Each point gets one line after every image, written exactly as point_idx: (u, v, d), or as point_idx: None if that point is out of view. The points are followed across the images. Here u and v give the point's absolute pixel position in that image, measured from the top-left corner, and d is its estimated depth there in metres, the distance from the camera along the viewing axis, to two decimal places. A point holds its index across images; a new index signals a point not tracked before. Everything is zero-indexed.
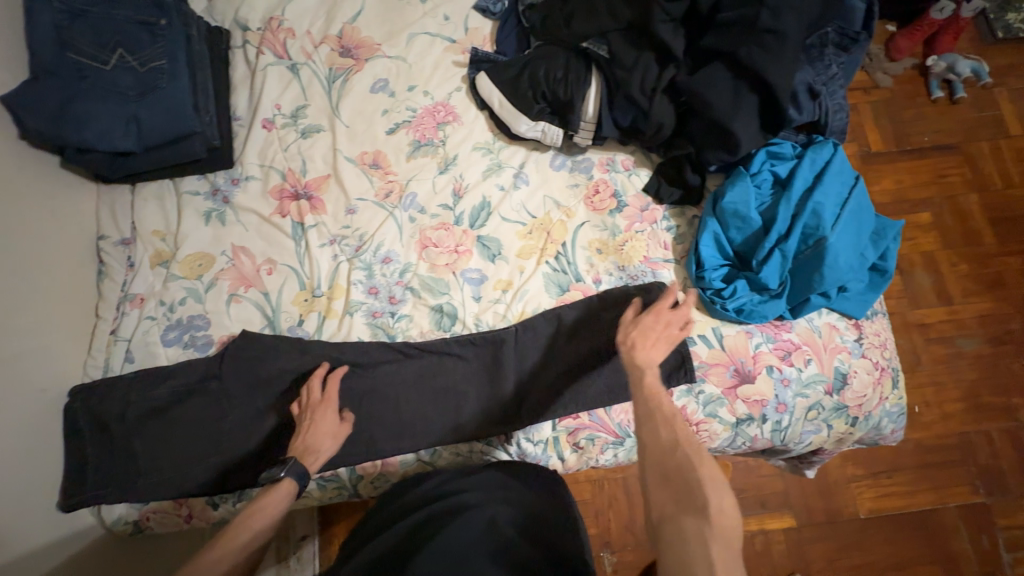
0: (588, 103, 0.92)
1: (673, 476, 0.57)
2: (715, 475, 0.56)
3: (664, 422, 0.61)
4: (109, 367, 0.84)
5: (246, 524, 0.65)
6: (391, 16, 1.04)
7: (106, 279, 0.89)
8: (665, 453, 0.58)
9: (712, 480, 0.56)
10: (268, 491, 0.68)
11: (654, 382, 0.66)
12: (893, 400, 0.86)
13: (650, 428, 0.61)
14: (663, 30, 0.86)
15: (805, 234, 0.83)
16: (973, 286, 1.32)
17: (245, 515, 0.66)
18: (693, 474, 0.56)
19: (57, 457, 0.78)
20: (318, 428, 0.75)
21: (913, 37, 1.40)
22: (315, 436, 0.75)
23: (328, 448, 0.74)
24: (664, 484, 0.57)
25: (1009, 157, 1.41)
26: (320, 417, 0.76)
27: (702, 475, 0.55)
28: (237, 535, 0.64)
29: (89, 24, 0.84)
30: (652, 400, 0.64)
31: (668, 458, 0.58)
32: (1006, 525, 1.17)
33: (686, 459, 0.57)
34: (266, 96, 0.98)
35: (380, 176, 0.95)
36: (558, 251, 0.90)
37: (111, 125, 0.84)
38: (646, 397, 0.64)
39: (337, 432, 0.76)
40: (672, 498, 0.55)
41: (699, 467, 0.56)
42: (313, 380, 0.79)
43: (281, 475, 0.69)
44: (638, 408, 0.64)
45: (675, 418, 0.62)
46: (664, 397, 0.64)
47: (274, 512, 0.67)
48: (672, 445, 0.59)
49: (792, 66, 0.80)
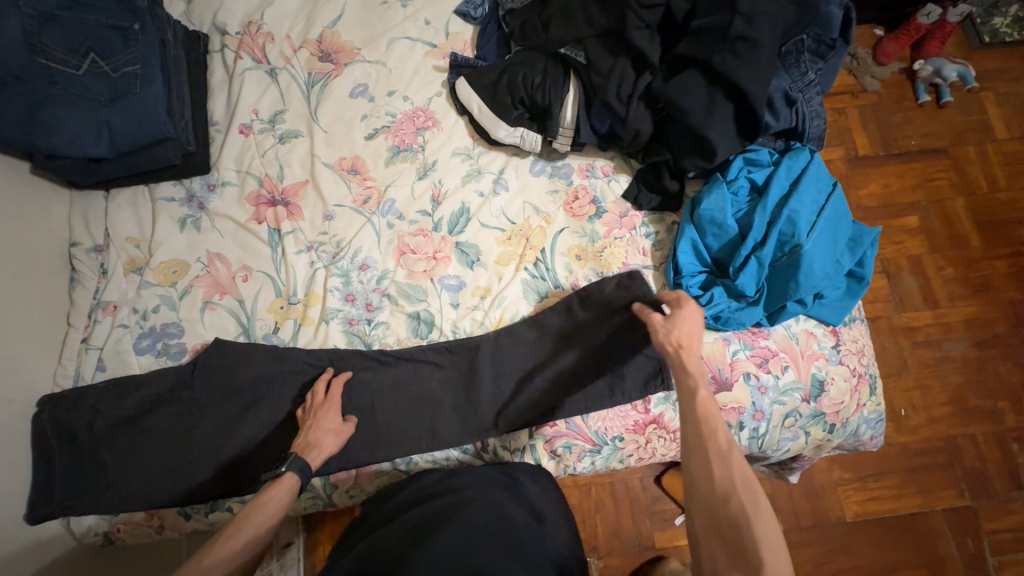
0: (566, 109, 0.92)
1: (725, 527, 0.55)
2: (772, 532, 0.53)
3: (718, 461, 0.58)
4: (80, 376, 0.83)
5: (252, 518, 0.65)
6: (372, 21, 1.04)
7: (78, 287, 0.88)
8: (717, 498, 0.56)
9: (768, 538, 0.53)
10: (270, 486, 0.69)
11: (708, 404, 0.62)
12: (871, 406, 0.86)
13: (702, 467, 0.58)
14: (639, 36, 0.85)
15: (781, 241, 0.83)
16: (959, 290, 1.32)
17: (250, 509, 0.66)
18: (746, 528, 0.53)
19: (25, 468, 0.77)
20: (321, 425, 0.77)
21: (900, 41, 1.40)
22: (318, 433, 0.76)
23: (330, 444, 0.76)
24: (714, 533, 0.56)
25: (995, 160, 1.42)
26: (323, 415, 0.77)
27: (757, 532, 0.53)
28: (242, 528, 0.64)
29: (60, 28, 0.82)
30: (705, 433, 0.60)
31: (720, 506, 0.56)
32: (992, 529, 1.17)
33: (739, 510, 0.55)
34: (244, 102, 0.98)
35: (358, 182, 0.94)
36: (536, 258, 0.90)
37: (82, 131, 0.84)
38: (698, 426, 0.61)
39: (339, 430, 0.77)
40: (723, 550, 0.54)
41: (755, 522, 0.53)
42: (319, 384, 0.80)
43: (282, 470, 0.70)
44: (687, 437, 0.61)
45: (729, 459, 0.58)
46: (718, 428, 0.61)
47: (278, 507, 0.68)
48: (725, 490, 0.56)
49: (765, 73, 0.80)
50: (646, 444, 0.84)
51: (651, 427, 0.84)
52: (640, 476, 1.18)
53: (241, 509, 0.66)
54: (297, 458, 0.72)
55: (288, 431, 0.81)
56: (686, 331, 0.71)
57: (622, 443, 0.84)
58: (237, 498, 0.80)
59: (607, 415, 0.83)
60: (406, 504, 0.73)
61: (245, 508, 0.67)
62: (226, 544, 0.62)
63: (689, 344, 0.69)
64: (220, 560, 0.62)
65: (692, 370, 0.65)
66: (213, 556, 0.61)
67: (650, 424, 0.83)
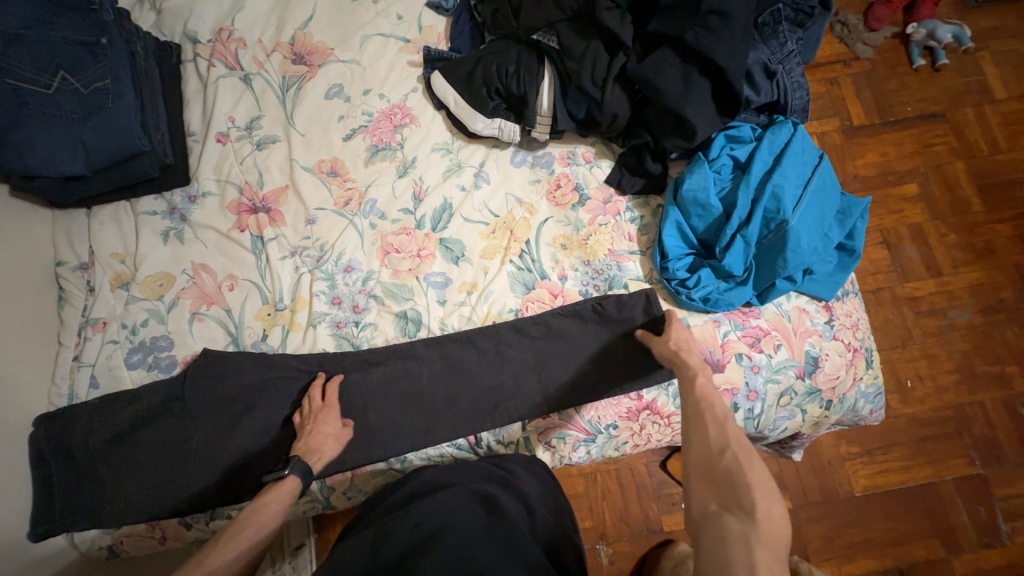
0: (542, 96, 0.91)
1: (719, 478, 0.54)
2: (765, 481, 0.53)
3: (712, 422, 0.59)
4: (74, 394, 0.84)
5: (253, 521, 0.65)
6: (344, 19, 1.02)
7: (66, 305, 0.89)
8: (711, 453, 0.56)
9: (762, 485, 0.53)
10: (273, 487, 0.69)
11: (704, 383, 0.64)
12: (868, 380, 0.85)
13: (696, 427, 0.59)
14: (609, 17, 0.84)
15: (767, 218, 0.82)
16: (963, 256, 1.30)
17: (253, 510, 0.67)
18: (741, 475, 0.53)
19: (26, 488, 0.78)
20: (321, 430, 0.77)
21: (891, 5, 1.37)
22: (316, 438, 0.76)
23: (330, 449, 0.76)
24: (708, 483, 0.55)
25: (995, 121, 1.38)
26: (323, 420, 0.78)
27: (750, 479, 0.53)
28: (245, 529, 0.64)
29: (27, 49, 0.82)
30: (701, 400, 0.62)
31: (714, 460, 0.56)
32: (1004, 495, 1.16)
33: (733, 462, 0.55)
34: (219, 109, 0.97)
35: (338, 184, 0.93)
36: (521, 249, 0.88)
37: (57, 149, 0.84)
38: (695, 396, 0.63)
39: (339, 435, 0.78)
40: (717, 497, 0.54)
41: (748, 471, 0.53)
42: (314, 389, 0.81)
43: (285, 473, 0.70)
44: (685, 401, 0.63)
45: (726, 418, 0.59)
46: (714, 397, 0.62)
47: (279, 508, 0.68)
48: (720, 444, 0.57)
49: (739, 48, 0.79)
50: (640, 430, 0.84)
51: (644, 413, 0.83)
52: (644, 462, 1.18)
53: (241, 512, 0.66)
54: (301, 460, 0.72)
55: (282, 437, 0.81)
56: (682, 336, 0.74)
57: (617, 431, 0.84)
58: (235, 505, 0.80)
59: (600, 404, 0.83)
60: (400, 501, 0.72)
61: (249, 506, 0.67)
62: (228, 544, 0.62)
63: (686, 348, 0.71)
64: (224, 559, 0.61)
65: (690, 363, 0.67)
66: (219, 557, 0.61)
67: (643, 410, 0.83)
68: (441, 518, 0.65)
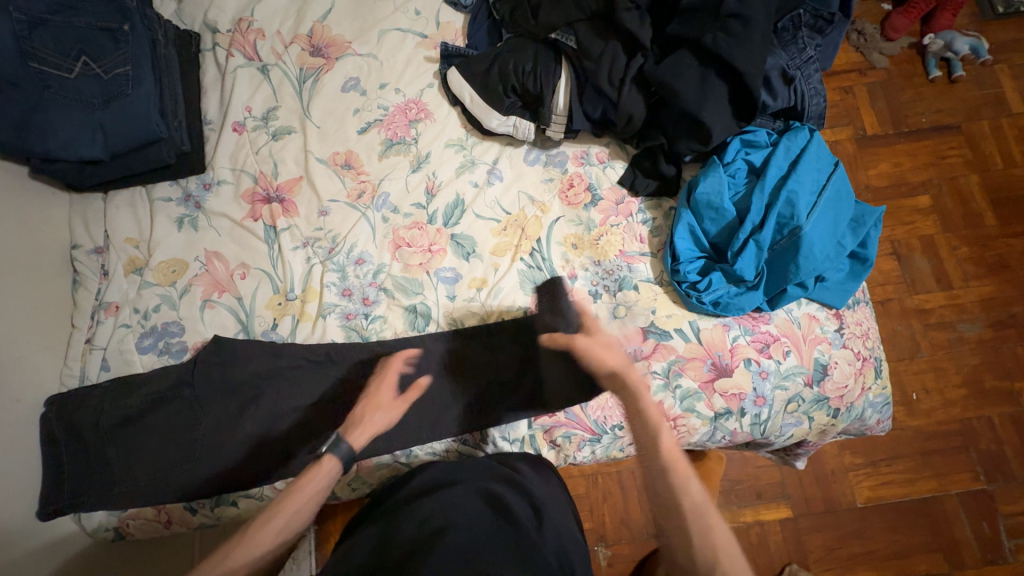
0: (558, 94, 0.91)
1: None
2: None
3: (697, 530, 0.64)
4: (85, 376, 0.85)
5: (291, 501, 0.68)
6: (362, 13, 1.03)
7: (81, 288, 0.90)
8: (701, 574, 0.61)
9: None
10: (313, 467, 0.71)
11: (682, 479, 0.67)
12: (877, 390, 0.85)
13: (683, 542, 0.64)
14: (629, 18, 0.84)
15: (781, 223, 0.82)
16: (974, 270, 1.29)
17: (293, 489, 0.69)
18: None
19: (35, 467, 0.79)
20: (374, 400, 0.79)
21: (909, 15, 1.36)
22: (369, 407, 0.78)
23: (355, 437, 0.75)
24: None
25: (1011, 135, 1.37)
26: (375, 391, 0.79)
27: None
28: (283, 510, 0.67)
29: (51, 33, 0.83)
30: (682, 505, 0.65)
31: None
32: (1010, 512, 1.15)
33: None
34: (237, 99, 0.98)
35: (352, 177, 0.94)
36: (532, 248, 0.88)
37: (77, 134, 0.85)
38: (677, 500, 0.66)
39: (387, 408, 0.79)
40: None
41: None
42: (393, 359, 0.81)
43: (326, 454, 0.72)
44: (668, 511, 0.66)
45: (708, 524, 0.64)
46: (693, 497, 0.66)
47: (319, 488, 0.70)
48: (706, 564, 0.61)
49: (759, 52, 0.79)
50: None
51: None
52: None
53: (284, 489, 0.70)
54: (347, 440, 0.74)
55: (288, 426, 0.82)
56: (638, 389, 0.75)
57: (622, 432, 0.83)
58: (241, 492, 0.81)
59: (605, 404, 0.83)
60: (406, 498, 0.72)
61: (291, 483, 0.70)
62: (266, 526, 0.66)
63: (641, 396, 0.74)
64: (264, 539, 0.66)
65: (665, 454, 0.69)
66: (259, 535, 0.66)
67: None
68: (447, 515, 0.65)
